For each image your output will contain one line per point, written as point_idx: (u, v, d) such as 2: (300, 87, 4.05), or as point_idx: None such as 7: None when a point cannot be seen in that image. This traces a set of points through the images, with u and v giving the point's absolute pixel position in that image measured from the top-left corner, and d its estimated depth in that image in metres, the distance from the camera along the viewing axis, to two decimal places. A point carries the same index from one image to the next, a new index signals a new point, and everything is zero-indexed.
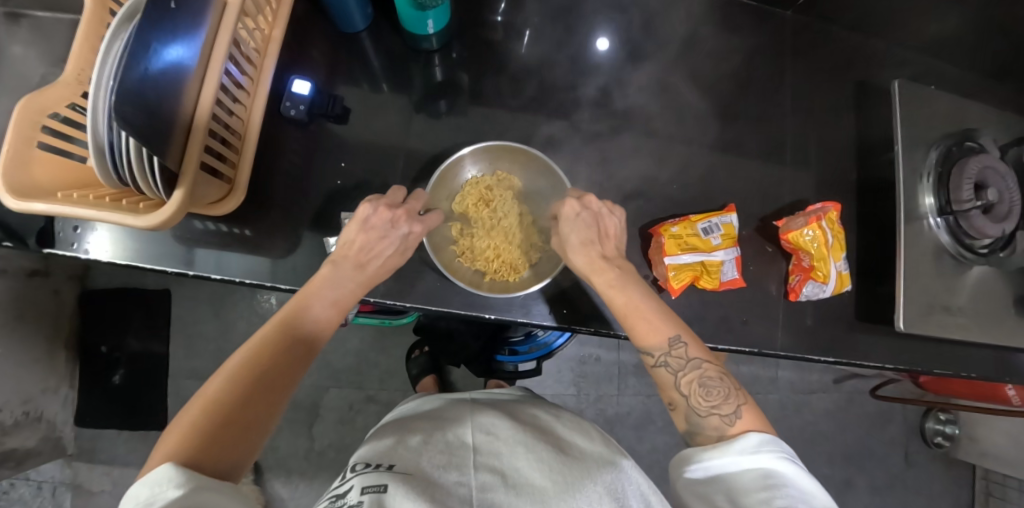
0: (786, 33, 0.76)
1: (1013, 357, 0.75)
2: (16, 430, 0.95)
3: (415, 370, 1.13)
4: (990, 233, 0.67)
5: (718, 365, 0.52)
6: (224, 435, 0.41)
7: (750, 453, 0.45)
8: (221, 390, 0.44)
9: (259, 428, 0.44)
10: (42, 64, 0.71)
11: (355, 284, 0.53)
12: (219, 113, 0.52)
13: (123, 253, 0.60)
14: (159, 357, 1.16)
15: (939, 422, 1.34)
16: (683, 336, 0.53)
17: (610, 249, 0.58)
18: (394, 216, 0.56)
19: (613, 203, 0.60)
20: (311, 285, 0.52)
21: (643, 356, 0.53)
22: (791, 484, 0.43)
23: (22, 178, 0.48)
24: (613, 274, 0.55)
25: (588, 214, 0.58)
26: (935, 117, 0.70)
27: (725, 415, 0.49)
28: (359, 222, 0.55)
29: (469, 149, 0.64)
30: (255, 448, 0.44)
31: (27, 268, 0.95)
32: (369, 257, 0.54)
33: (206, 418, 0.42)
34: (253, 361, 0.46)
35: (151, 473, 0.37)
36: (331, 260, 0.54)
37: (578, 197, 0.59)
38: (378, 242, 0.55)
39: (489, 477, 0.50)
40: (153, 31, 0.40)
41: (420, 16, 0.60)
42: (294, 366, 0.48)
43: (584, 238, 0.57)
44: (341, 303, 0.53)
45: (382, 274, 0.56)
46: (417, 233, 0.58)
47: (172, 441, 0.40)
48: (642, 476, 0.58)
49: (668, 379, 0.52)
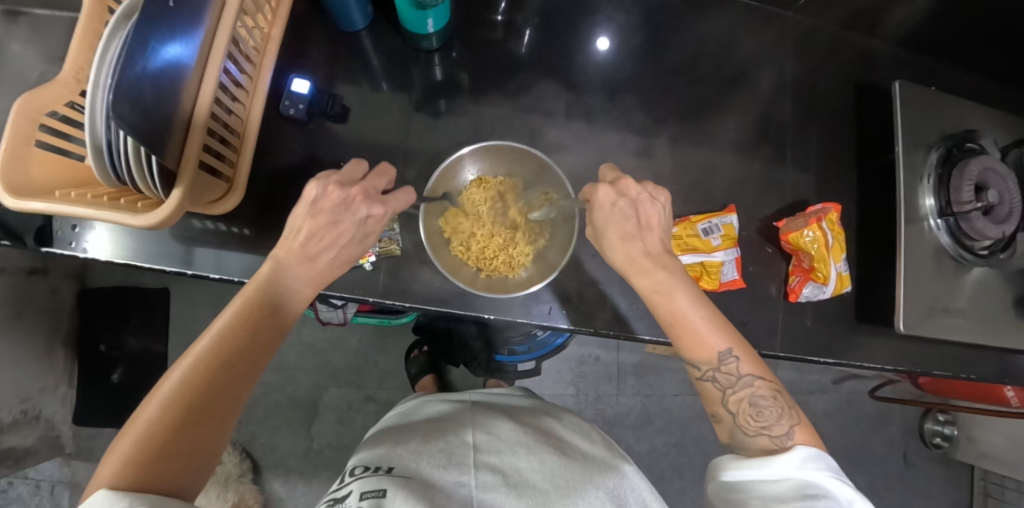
0: (787, 33, 0.76)
1: (1014, 359, 0.75)
2: (15, 428, 0.95)
3: (414, 370, 1.13)
4: (990, 235, 0.66)
5: (772, 382, 0.52)
6: (167, 457, 0.40)
7: (793, 468, 0.45)
8: (162, 410, 0.42)
9: (205, 447, 0.43)
10: (41, 62, 0.70)
11: (303, 282, 0.53)
12: (218, 111, 0.52)
13: (122, 252, 0.59)
14: (158, 356, 1.16)
15: (938, 422, 1.34)
16: (734, 351, 0.52)
17: (652, 244, 0.54)
18: (348, 198, 0.53)
19: (656, 186, 0.54)
20: (255, 284, 0.51)
21: (689, 368, 0.54)
22: (833, 498, 0.43)
23: (21, 177, 0.48)
24: (658, 275, 0.53)
25: (626, 203, 0.53)
26: (936, 118, 0.70)
27: (775, 436, 0.49)
28: (305, 206, 0.52)
29: (469, 148, 0.64)
30: (204, 466, 0.43)
31: (26, 267, 0.94)
32: (319, 249, 0.53)
33: (146, 439, 0.40)
34: (197, 374, 0.45)
35: (88, 502, 0.36)
36: (275, 256, 0.52)
37: (612, 183, 0.54)
38: (331, 228, 0.52)
39: (489, 477, 0.50)
40: (153, 28, 0.40)
41: (420, 15, 0.60)
42: (241, 377, 0.47)
43: (623, 234, 0.54)
44: (289, 306, 0.52)
45: (334, 266, 0.54)
46: (377, 215, 0.54)
47: (112, 465, 0.39)
48: (643, 482, 0.58)
49: (716, 394, 0.52)
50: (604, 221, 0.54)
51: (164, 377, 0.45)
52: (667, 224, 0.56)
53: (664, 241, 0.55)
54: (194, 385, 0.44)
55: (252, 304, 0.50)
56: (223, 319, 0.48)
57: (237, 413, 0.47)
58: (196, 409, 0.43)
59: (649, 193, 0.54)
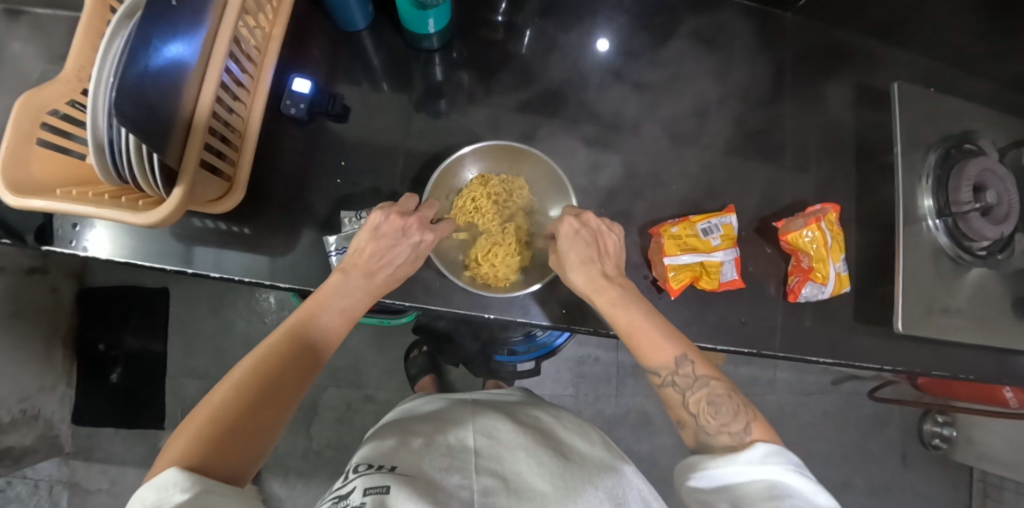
0: (785, 34, 0.76)
1: (1012, 359, 0.75)
2: (14, 427, 0.95)
3: (414, 370, 1.13)
4: (989, 234, 0.67)
5: (727, 383, 0.52)
6: (231, 441, 0.41)
7: (755, 464, 0.44)
8: (227, 397, 0.43)
9: (264, 437, 0.43)
10: (42, 61, 0.70)
11: (362, 293, 0.54)
12: (219, 111, 0.52)
13: (122, 251, 0.59)
14: (157, 355, 1.16)
15: (937, 423, 1.34)
16: (689, 355, 0.53)
17: (611, 267, 0.59)
18: (405, 224, 0.57)
19: (612, 221, 0.62)
20: (321, 292, 0.53)
21: (649, 375, 0.54)
22: (797, 496, 0.41)
23: (22, 175, 0.48)
24: (613, 293, 0.56)
25: (588, 231, 0.59)
26: (935, 119, 0.70)
27: (734, 433, 0.48)
28: (370, 230, 0.56)
29: (469, 148, 0.64)
30: (260, 456, 0.43)
31: (26, 266, 0.95)
32: (379, 265, 0.55)
33: (212, 424, 0.41)
34: (263, 369, 0.46)
35: (158, 477, 0.36)
36: (341, 268, 0.55)
37: (576, 215, 0.60)
38: (390, 250, 0.55)
39: (490, 481, 0.50)
40: (155, 28, 0.40)
41: (420, 15, 0.60)
42: (302, 374, 0.48)
43: (584, 257, 0.58)
44: (347, 313, 0.54)
45: (390, 283, 0.56)
46: (428, 241, 0.58)
47: (177, 446, 0.39)
48: (643, 481, 0.59)
49: (676, 398, 0.52)
50: (566, 246, 0.59)
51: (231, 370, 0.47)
52: (622, 253, 0.62)
53: (619, 264, 0.61)
54: (257, 377, 0.45)
55: (312, 309, 0.52)
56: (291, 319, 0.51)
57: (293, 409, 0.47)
58: (260, 400, 0.44)
59: (605, 225, 0.61)
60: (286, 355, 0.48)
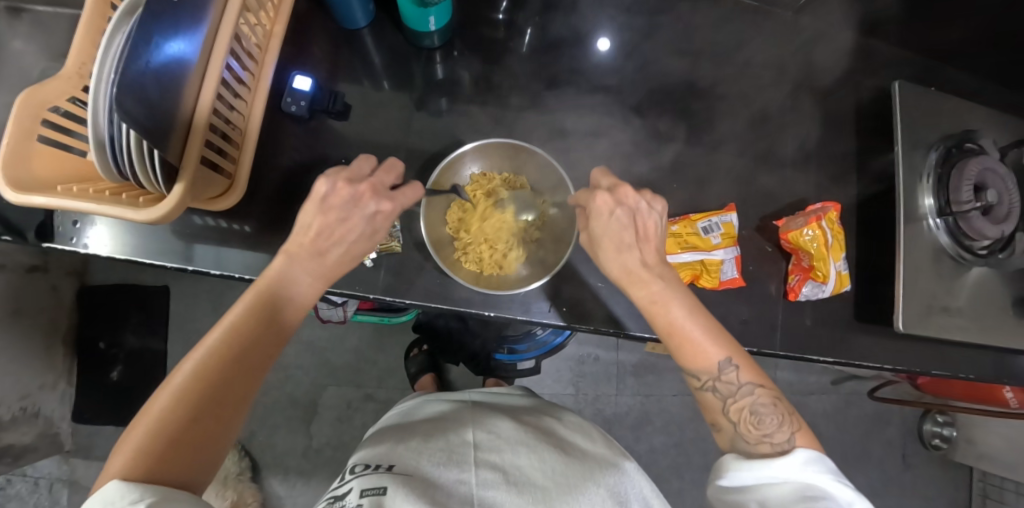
0: (787, 33, 0.76)
1: (1012, 359, 0.75)
2: (13, 426, 0.95)
3: (414, 368, 1.13)
4: (989, 234, 0.67)
5: (772, 390, 0.52)
6: (177, 449, 0.42)
7: (795, 471, 0.46)
8: (172, 401, 0.44)
9: (214, 439, 0.45)
10: (42, 58, 0.70)
11: (312, 277, 0.52)
12: (219, 108, 0.51)
13: (122, 248, 0.60)
14: (157, 353, 1.16)
15: (937, 424, 1.34)
16: (734, 359, 0.53)
17: (650, 254, 0.55)
18: (357, 194, 0.53)
19: (653, 195, 0.56)
20: (266, 278, 0.51)
21: (689, 378, 0.54)
22: (831, 499, 0.44)
23: (23, 172, 0.48)
24: (656, 287, 0.54)
25: (624, 211, 0.54)
26: (936, 118, 0.70)
27: (776, 443, 0.49)
28: (315, 202, 0.52)
29: (470, 145, 0.64)
30: (212, 456, 0.45)
31: (26, 264, 0.94)
32: (328, 244, 0.52)
33: (158, 432, 0.42)
34: (209, 369, 0.46)
35: (102, 490, 0.38)
36: (285, 251, 0.52)
37: (612, 192, 0.55)
38: (342, 224, 0.52)
39: (489, 474, 0.50)
40: (155, 24, 0.40)
41: (421, 13, 0.60)
42: (252, 371, 0.48)
43: (619, 243, 0.55)
44: (299, 301, 0.52)
45: (345, 262, 0.54)
46: (386, 212, 0.54)
47: (124, 456, 0.41)
48: (644, 479, 0.58)
49: (716, 403, 0.53)
50: (597, 226, 0.55)
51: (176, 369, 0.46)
52: (664, 234, 0.58)
53: (660, 250, 0.57)
54: (203, 379, 0.45)
55: (261, 298, 0.50)
56: (235, 309, 0.49)
57: (246, 405, 0.48)
58: (206, 404, 0.44)
59: (646, 202, 0.56)
60: (234, 352, 0.47)
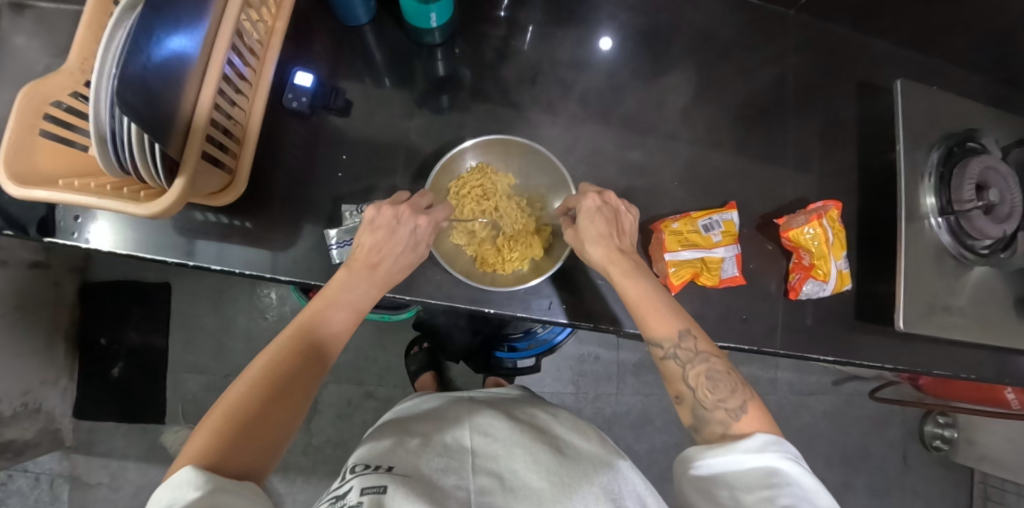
0: (789, 32, 0.76)
1: (1013, 360, 0.75)
2: (15, 421, 0.95)
3: (413, 366, 1.12)
4: (991, 233, 0.67)
5: (725, 360, 0.52)
6: (250, 434, 0.41)
7: (753, 453, 0.43)
8: (244, 394, 0.44)
9: (281, 431, 0.44)
10: (45, 54, 0.69)
11: (369, 285, 0.54)
12: (221, 104, 0.52)
13: (124, 243, 0.60)
14: (159, 350, 1.17)
15: (938, 425, 1.33)
16: (692, 330, 0.52)
17: (625, 245, 0.59)
18: (398, 213, 0.56)
19: (630, 202, 0.63)
20: (329, 288, 0.53)
21: (652, 349, 0.53)
22: (795, 484, 0.41)
23: (23, 166, 0.48)
24: (626, 265, 0.56)
25: (607, 207, 0.59)
26: (938, 117, 0.70)
27: (730, 409, 0.48)
28: (365, 225, 0.56)
29: (470, 141, 0.64)
30: (276, 452, 0.43)
31: (28, 259, 0.94)
32: (379, 258, 0.55)
33: (231, 419, 0.42)
34: (274, 367, 0.46)
35: (175, 475, 0.36)
36: (347, 265, 0.55)
37: (598, 193, 0.60)
38: (389, 240, 0.55)
39: (487, 480, 0.50)
40: (156, 19, 0.40)
41: (423, 9, 0.60)
42: (315, 370, 0.49)
43: (602, 233, 0.58)
44: (356, 307, 0.53)
45: (394, 273, 0.56)
46: (423, 226, 0.58)
47: (198, 443, 0.40)
48: (638, 476, 0.59)
49: (677, 371, 0.51)
50: (586, 220, 0.58)
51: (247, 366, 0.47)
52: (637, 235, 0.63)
53: (632, 245, 0.61)
54: (275, 372, 0.46)
55: (324, 303, 0.52)
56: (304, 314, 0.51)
57: (308, 405, 0.47)
58: (275, 393, 0.44)
59: (622, 205, 0.61)
60: (300, 349, 0.48)
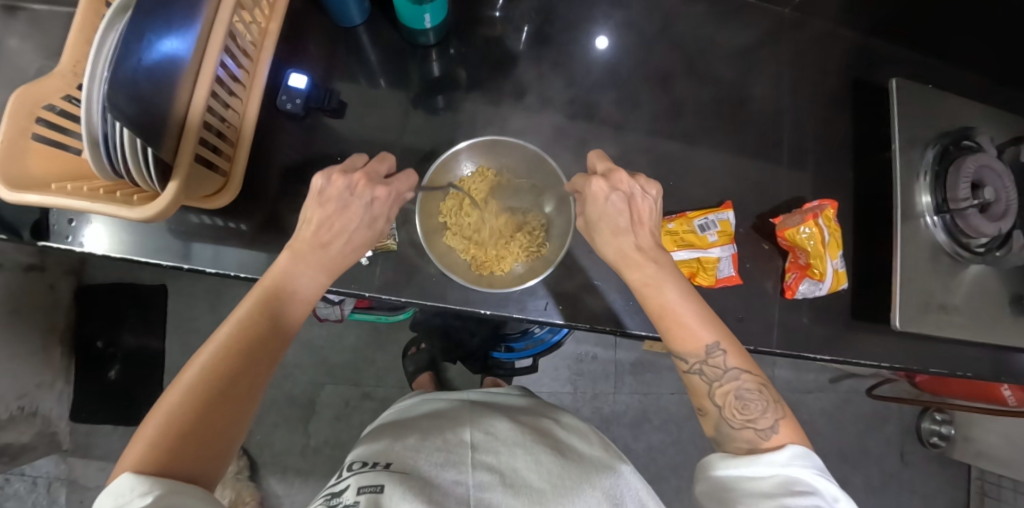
0: (785, 31, 0.76)
1: (1009, 357, 0.75)
2: (11, 425, 0.95)
3: (411, 366, 1.13)
4: (988, 231, 0.66)
5: (758, 376, 0.51)
6: (190, 442, 0.41)
7: (780, 466, 0.45)
8: (184, 396, 0.43)
9: (225, 433, 0.44)
10: (38, 56, 0.69)
11: (318, 271, 0.52)
12: (214, 106, 0.51)
13: (119, 246, 0.59)
14: (156, 352, 1.16)
15: (935, 422, 1.34)
16: (722, 344, 0.51)
17: (644, 238, 0.55)
18: (351, 183, 0.53)
19: (648, 181, 0.56)
20: (274, 276, 0.51)
21: (676, 361, 0.53)
22: (818, 494, 0.43)
23: (17, 170, 0.48)
24: (649, 268, 0.53)
25: (619, 195, 0.54)
26: (933, 115, 0.70)
27: (759, 429, 0.49)
28: (314, 196, 0.53)
29: (465, 143, 0.64)
30: (224, 453, 0.44)
31: (24, 262, 0.94)
32: (330, 236, 0.53)
33: (168, 428, 0.41)
34: (214, 365, 0.45)
35: (113, 486, 0.37)
36: (290, 247, 0.52)
37: (606, 177, 0.55)
38: (342, 215, 0.53)
39: (486, 476, 0.50)
40: (148, 22, 0.39)
41: (417, 10, 0.60)
42: (263, 366, 0.48)
43: (614, 228, 0.54)
44: (304, 295, 0.52)
45: (347, 252, 0.54)
46: (382, 198, 0.55)
47: (136, 452, 0.40)
48: (640, 481, 0.59)
49: (703, 387, 0.52)
50: (596, 213, 0.55)
51: (187, 364, 0.46)
52: (658, 220, 0.57)
53: (655, 235, 0.56)
54: (214, 373, 0.45)
55: (267, 293, 0.50)
56: (245, 305, 0.49)
57: (256, 401, 0.47)
58: (217, 395, 0.44)
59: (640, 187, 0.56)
60: (241, 344, 0.47)
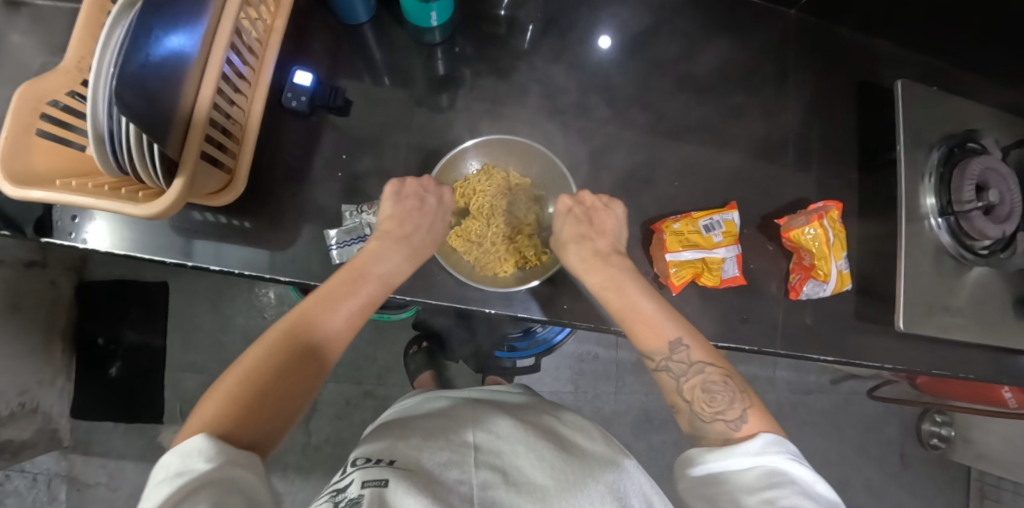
0: (790, 32, 0.76)
1: (1012, 360, 0.75)
2: (11, 421, 0.95)
3: (412, 367, 1.11)
4: (991, 234, 0.67)
5: (724, 369, 0.53)
6: (262, 406, 0.43)
7: (755, 455, 0.44)
8: (264, 358, 0.46)
9: (292, 404, 0.46)
10: (41, 52, 0.68)
11: (399, 257, 0.58)
12: (220, 103, 0.51)
13: (122, 243, 0.59)
14: (157, 349, 1.16)
15: (935, 423, 1.35)
16: (685, 339, 0.54)
17: (604, 244, 0.62)
18: (423, 186, 0.63)
19: (611, 198, 0.65)
20: (360, 259, 0.56)
21: (645, 360, 0.56)
22: (796, 481, 0.41)
23: (21, 166, 0.48)
24: (605, 270, 0.60)
25: (579, 209, 0.64)
26: (938, 116, 0.70)
27: (729, 420, 0.49)
28: (392, 196, 0.61)
29: (473, 141, 0.65)
30: (288, 419, 0.46)
31: (24, 259, 0.94)
32: (409, 230, 0.60)
33: (249, 382, 0.44)
34: (296, 335, 0.49)
35: (182, 445, 0.37)
36: (378, 236, 0.58)
37: (573, 195, 0.66)
38: (417, 209, 0.62)
39: (489, 475, 0.50)
40: (154, 17, 0.39)
41: (423, 9, 0.60)
42: (337, 342, 0.51)
43: (577, 235, 0.62)
44: (386, 278, 0.56)
45: (422, 244, 0.60)
46: (446, 197, 0.65)
47: (213, 405, 0.42)
48: (644, 476, 0.58)
49: (670, 384, 0.54)
50: (560, 223, 0.64)
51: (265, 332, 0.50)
52: (619, 233, 0.65)
53: (616, 244, 0.63)
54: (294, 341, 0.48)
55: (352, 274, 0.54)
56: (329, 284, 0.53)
57: (325, 375, 0.50)
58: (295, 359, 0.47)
59: (603, 203, 0.65)
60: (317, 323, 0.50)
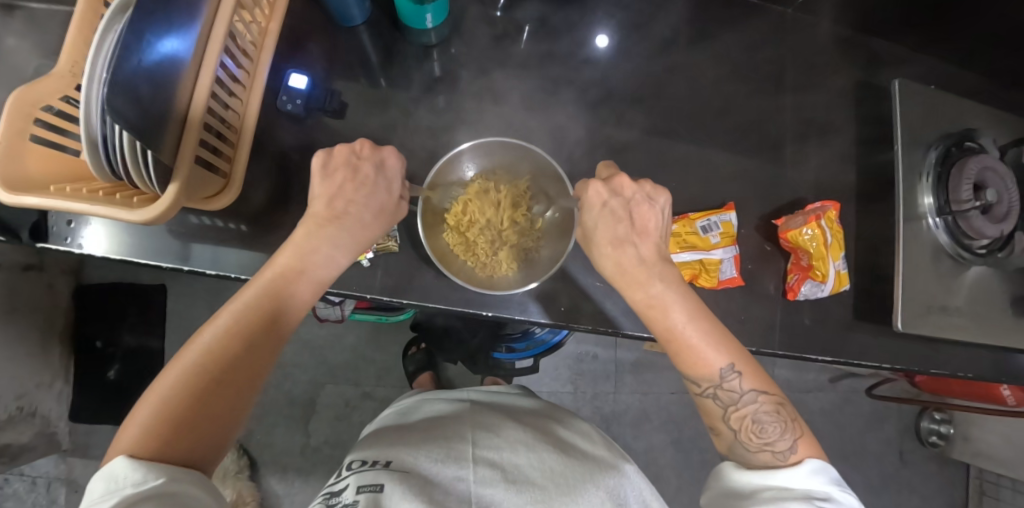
0: (787, 32, 0.76)
1: (1011, 359, 0.75)
2: (10, 425, 0.94)
3: (411, 367, 1.14)
4: (989, 233, 0.67)
5: (775, 396, 0.52)
6: (184, 426, 0.42)
7: (797, 475, 0.47)
8: (187, 371, 0.44)
9: (223, 417, 0.44)
10: (36, 56, 0.68)
11: (335, 248, 0.52)
12: (214, 107, 0.51)
13: (117, 248, 0.59)
14: (155, 352, 1.16)
15: (934, 421, 1.35)
16: (737, 366, 0.51)
17: (647, 250, 0.55)
18: (354, 152, 0.55)
19: (653, 188, 0.56)
20: (288, 253, 0.51)
21: (689, 385, 0.54)
22: (833, 503, 0.44)
23: (15, 173, 0.48)
24: (651, 285, 0.53)
25: (618, 202, 0.55)
26: (936, 116, 0.69)
27: (778, 451, 0.49)
28: (320, 171, 0.54)
29: (468, 144, 0.63)
30: (224, 434, 0.45)
31: (21, 263, 0.93)
32: (341, 211, 0.53)
33: (169, 400, 0.42)
34: (221, 343, 0.46)
35: (109, 468, 0.38)
36: (306, 224, 0.53)
37: (607, 183, 0.55)
38: (352, 181, 0.54)
39: (488, 472, 0.50)
40: (147, 23, 0.39)
41: (419, 10, 0.60)
42: (268, 343, 0.48)
43: (615, 237, 0.55)
44: (319, 274, 0.52)
45: (361, 225, 0.54)
46: (391, 161, 0.57)
47: (136, 427, 0.41)
48: (644, 481, 0.59)
49: (717, 411, 0.52)
50: (594, 218, 0.55)
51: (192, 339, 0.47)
52: (662, 229, 0.57)
53: (660, 246, 0.56)
54: (220, 348, 0.46)
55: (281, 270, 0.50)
56: (256, 283, 0.50)
57: (260, 379, 0.48)
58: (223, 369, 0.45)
59: (645, 193, 0.56)
60: (243, 328, 0.47)
